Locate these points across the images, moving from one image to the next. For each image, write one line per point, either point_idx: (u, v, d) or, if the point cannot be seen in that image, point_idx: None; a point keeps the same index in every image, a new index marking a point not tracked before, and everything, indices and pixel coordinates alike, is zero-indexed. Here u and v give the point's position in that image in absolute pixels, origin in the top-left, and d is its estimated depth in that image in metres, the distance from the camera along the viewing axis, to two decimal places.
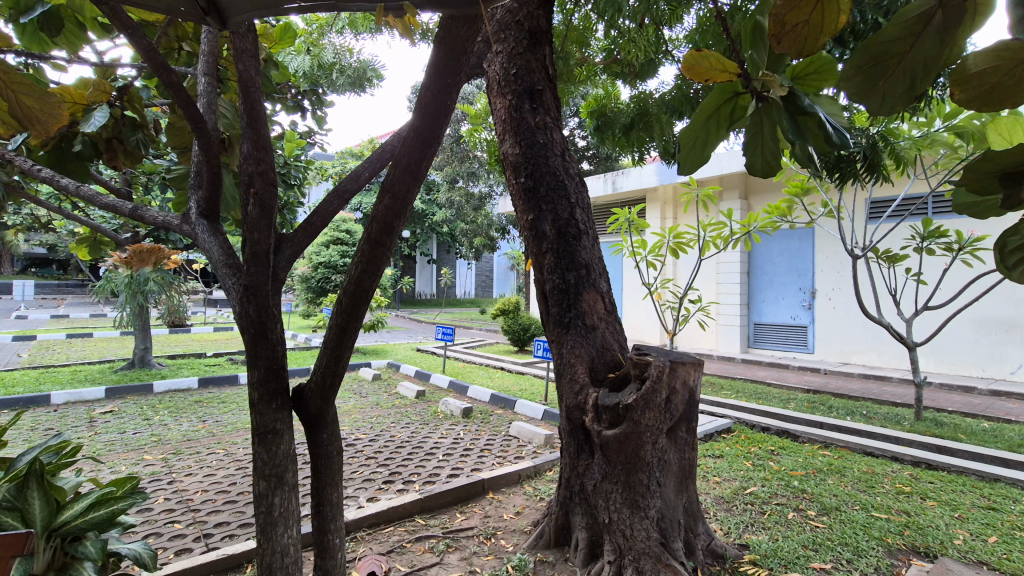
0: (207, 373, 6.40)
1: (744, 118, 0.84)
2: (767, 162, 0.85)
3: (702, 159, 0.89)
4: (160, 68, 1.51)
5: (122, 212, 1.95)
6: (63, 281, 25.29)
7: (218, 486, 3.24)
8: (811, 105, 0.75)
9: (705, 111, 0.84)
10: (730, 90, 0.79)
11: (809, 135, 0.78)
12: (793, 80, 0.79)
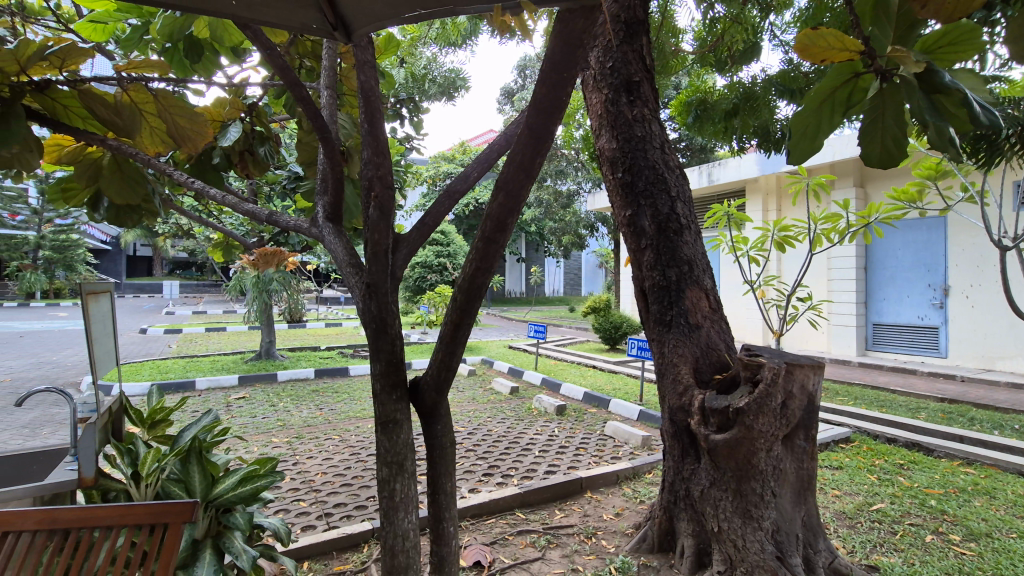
0: (321, 365, 6.95)
1: (862, 103, 0.80)
2: (887, 150, 0.82)
3: (812, 148, 0.85)
4: (293, 84, 1.66)
5: (257, 217, 2.16)
6: (201, 282, 28.78)
7: (335, 469, 3.51)
8: (952, 81, 0.72)
9: (819, 97, 0.80)
10: (850, 70, 0.77)
11: (947, 115, 0.74)
12: (927, 53, 0.74)
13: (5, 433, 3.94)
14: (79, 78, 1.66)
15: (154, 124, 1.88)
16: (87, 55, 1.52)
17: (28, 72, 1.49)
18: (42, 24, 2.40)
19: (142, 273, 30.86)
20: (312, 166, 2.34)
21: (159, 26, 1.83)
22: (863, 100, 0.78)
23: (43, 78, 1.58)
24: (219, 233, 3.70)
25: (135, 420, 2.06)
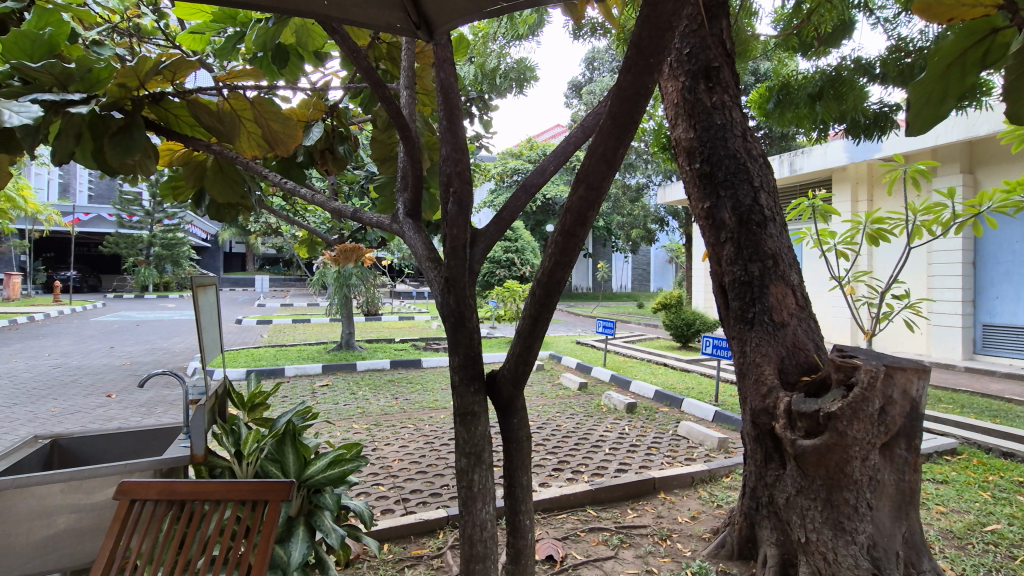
0: (396, 357, 7.24)
1: (1001, 58, 0.78)
2: None
3: (935, 118, 0.84)
4: (377, 84, 1.71)
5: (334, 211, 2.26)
6: (288, 277, 30.86)
7: (411, 457, 3.65)
8: None
9: (949, 54, 0.77)
10: (987, 27, 0.75)
11: None
12: None
13: (128, 410, 4.42)
14: (188, 89, 1.81)
15: (251, 129, 2.04)
16: (192, 68, 1.67)
17: (147, 86, 1.65)
18: (154, 43, 2.63)
19: (236, 268, 33.60)
20: (386, 163, 2.43)
21: (255, 36, 1.93)
22: (1001, 55, 0.77)
23: (158, 90, 1.74)
24: (306, 231, 3.94)
25: (237, 403, 2.22)
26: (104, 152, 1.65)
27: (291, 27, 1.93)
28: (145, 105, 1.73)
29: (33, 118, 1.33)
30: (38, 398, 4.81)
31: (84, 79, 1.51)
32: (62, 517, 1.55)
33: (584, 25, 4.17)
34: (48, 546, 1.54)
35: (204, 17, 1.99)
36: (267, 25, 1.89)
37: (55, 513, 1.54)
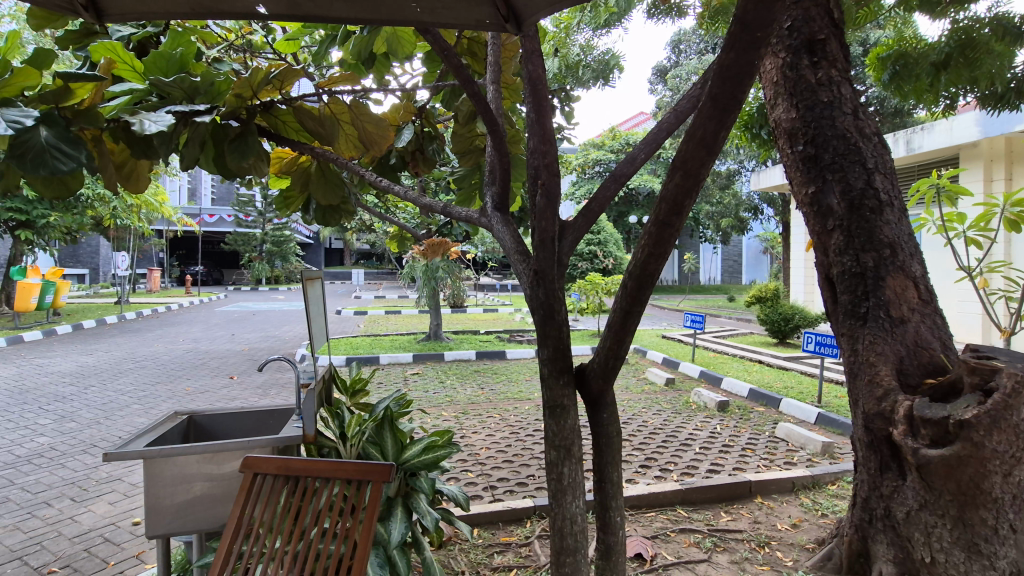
0: (481, 348, 7.43)
1: None
2: None
3: None
4: (466, 81, 1.74)
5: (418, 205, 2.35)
6: (380, 271, 32.71)
7: (498, 446, 3.73)
8: None
9: None
10: None
11: None
12: None
13: (248, 391, 4.92)
14: (293, 97, 1.96)
15: (349, 132, 2.15)
16: (298, 76, 1.81)
17: (259, 95, 1.81)
18: (263, 56, 2.85)
19: (335, 263, 36.15)
20: (466, 157, 2.42)
21: (351, 45, 2.04)
22: None
23: (269, 99, 1.90)
24: (397, 227, 4.13)
25: (341, 389, 2.38)
26: (223, 158, 1.83)
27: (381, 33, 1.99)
28: (257, 113, 1.90)
29: (166, 125, 1.50)
30: (176, 377, 5.48)
31: (207, 92, 1.68)
32: (198, 484, 1.70)
33: (664, 7, 4.00)
34: (188, 509, 1.70)
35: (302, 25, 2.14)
36: (362, 34, 1.99)
37: (193, 480, 1.70)
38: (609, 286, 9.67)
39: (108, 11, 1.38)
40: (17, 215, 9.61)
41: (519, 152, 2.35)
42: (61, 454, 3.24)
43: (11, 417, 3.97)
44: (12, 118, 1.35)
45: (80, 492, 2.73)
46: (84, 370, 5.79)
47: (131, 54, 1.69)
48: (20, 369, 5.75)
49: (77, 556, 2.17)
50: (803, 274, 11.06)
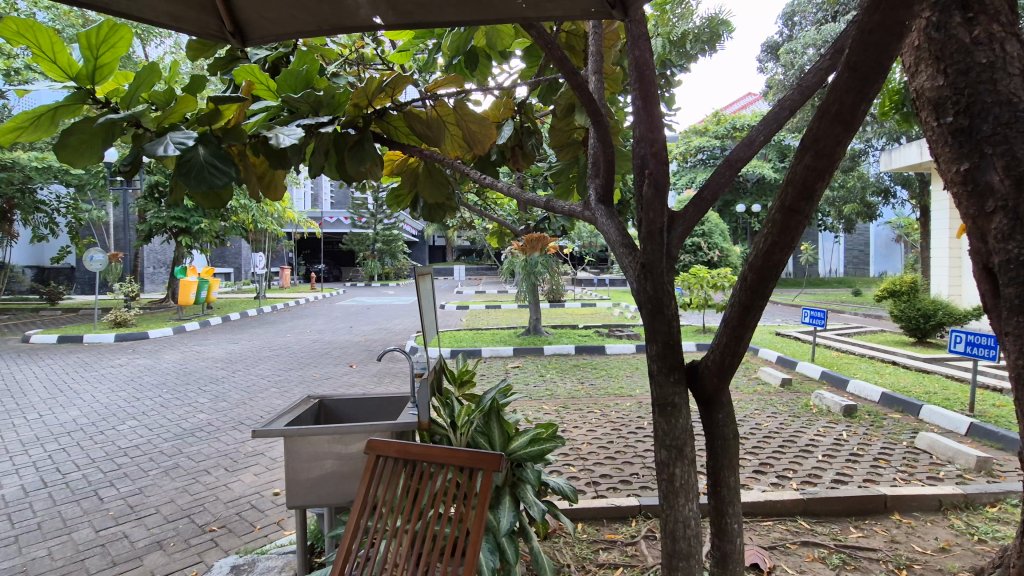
0: (581, 342, 7.40)
1: None
2: None
3: None
4: (570, 73, 1.72)
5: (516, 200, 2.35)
6: (481, 267, 33.77)
7: (600, 442, 3.70)
8: None
9: None
10: None
11: None
12: None
13: (365, 379, 5.32)
14: (404, 102, 2.07)
15: (454, 132, 2.24)
16: (408, 83, 1.91)
17: (373, 103, 1.93)
18: (374, 68, 3.03)
19: (439, 260, 37.95)
20: (564, 150, 2.39)
21: (451, 43, 2.13)
22: None
23: (382, 106, 2.01)
24: (497, 223, 4.24)
25: (450, 379, 2.49)
26: (344, 164, 1.98)
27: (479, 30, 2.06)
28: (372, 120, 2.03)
29: (297, 138, 1.65)
30: (305, 365, 6.08)
31: (329, 104, 1.82)
32: (329, 462, 1.87)
33: None
34: (321, 484, 1.87)
35: (410, 34, 2.28)
36: (460, 32, 2.05)
37: (326, 458, 1.87)
38: (715, 280, 9.15)
39: (250, 36, 1.60)
40: (179, 222, 11.20)
41: (620, 143, 2.27)
42: (216, 429, 3.73)
43: (178, 396, 4.64)
44: (177, 141, 1.53)
45: (231, 463, 3.12)
46: (232, 357, 6.62)
47: (267, 75, 1.86)
48: (184, 355, 6.70)
49: (232, 518, 2.49)
50: (948, 265, 9.68)
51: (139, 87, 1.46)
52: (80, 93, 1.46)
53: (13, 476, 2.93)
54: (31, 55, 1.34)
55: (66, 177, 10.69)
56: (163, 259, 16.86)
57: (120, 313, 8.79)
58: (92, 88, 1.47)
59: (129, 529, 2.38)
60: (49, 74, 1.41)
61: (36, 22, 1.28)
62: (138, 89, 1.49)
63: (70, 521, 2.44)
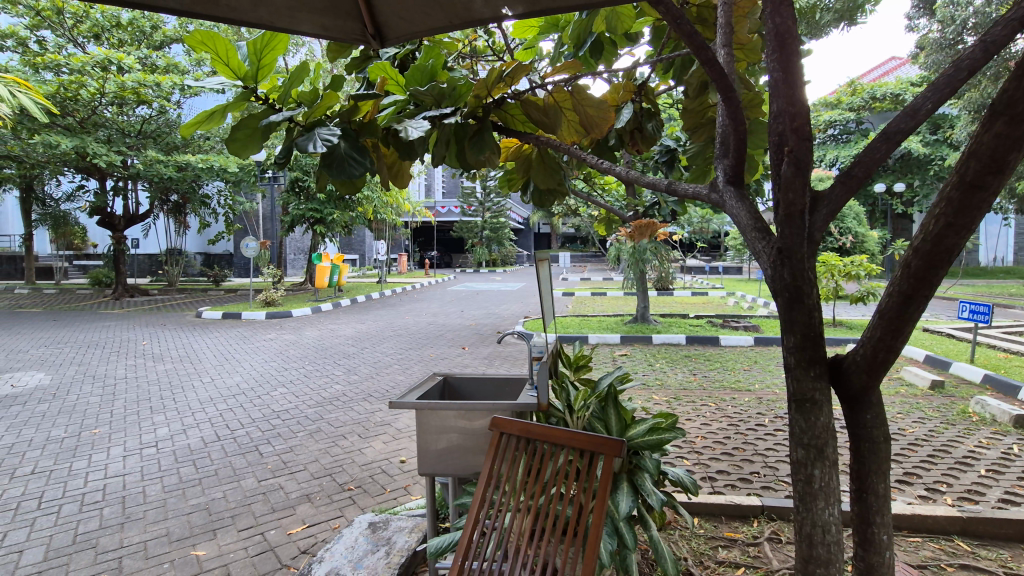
0: (692, 332, 7.09)
1: None
2: None
3: None
4: (699, 47, 1.63)
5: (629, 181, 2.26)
6: (585, 254, 33.56)
7: (715, 436, 3.54)
8: None
9: None
10: None
11: None
12: None
13: (477, 361, 5.55)
14: (522, 91, 2.10)
15: (570, 117, 2.22)
16: (526, 71, 1.93)
17: (492, 93, 1.97)
18: (486, 58, 3.10)
19: (545, 247, 38.35)
20: (697, 132, 2.30)
21: (571, 31, 2.15)
22: None
23: (501, 96, 2.06)
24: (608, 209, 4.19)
25: (566, 363, 2.49)
26: (464, 153, 2.05)
27: (598, 15, 2.06)
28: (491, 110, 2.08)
29: (424, 130, 1.76)
30: (423, 345, 6.49)
31: (450, 96, 1.93)
32: (455, 435, 1.99)
33: None
34: (446, 456, 2.00)
35: (530, 28, 2.34)
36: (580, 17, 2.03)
37: (452, 432, 1.99)
38: (848, 269, 8.24)
39: (388, 38, 1.73)
40: (314, 213, 12.41)
41: (758, 119, 2.12)
42: (349, 399, 4.13)
43: (317, 368, 5.20)
44: (323, 135, 1.69)
45: (363, 430, 3.44)
46: (359, 335, 7.25)
47: (397, 71, 2.00)
48: (321, 332, 7.48)
49: (365, 480, 2.75)
50: None
51: (291, 84, 1.63)
52: (245, 91, 1.66)
53: (195, 429, 3.49)
54: (210, 60, 1.55)
55: (226, 175, 12.28)
56: (302, 246, 18.82)
57: (269, 294, 10.00)
58: (255, 87, 1.67)
59: (283, 481, 2.73)
60: (223, 75, 1.63)
61: (215, 32, 1.48)
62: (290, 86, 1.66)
63: (239, 470, 2.86)
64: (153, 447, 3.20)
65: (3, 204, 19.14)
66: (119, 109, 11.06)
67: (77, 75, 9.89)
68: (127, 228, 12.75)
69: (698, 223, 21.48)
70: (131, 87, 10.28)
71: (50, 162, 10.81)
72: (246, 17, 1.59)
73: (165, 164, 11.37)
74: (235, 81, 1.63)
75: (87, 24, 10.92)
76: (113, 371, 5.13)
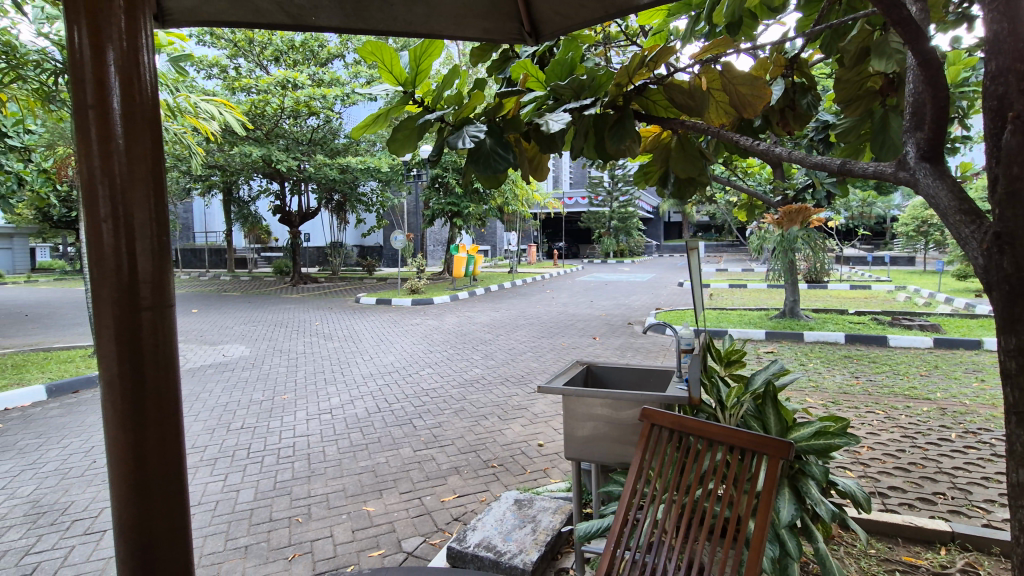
0: (853, 330, 6.30)
1: None
2: None
3: None
4: (890, 7, 1.43)
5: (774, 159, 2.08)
6: (722, 244, 31.42)
7: (885, 448, 3.12)
8: None
9: None
10: None
11: None
12: None
13: (610, 352, 5.51)
14: (665, 75, 1.98)
15: (720, 98, 2.05)
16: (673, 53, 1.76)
17: (634, 80, 1.84)
18: (619, 44, 3.02)
19: (676, 237, 36.70)
20: (850, 106, 2.03)
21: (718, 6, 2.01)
22: None
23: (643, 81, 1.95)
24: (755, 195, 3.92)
25: (715, 357, 2.38)
26: (603, 144, 1.96)
27: None
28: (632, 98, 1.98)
29: (565, 123, 1.73)
30: (555, 334, 6.59)
31: (592, 86, 1.90)
32: (601, 424, 2.01)
33: None
34: (591, 443, 2.03)
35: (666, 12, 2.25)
36: None
37: (598, 420, 2.01)
38: None
39: (543, 33, 1.83)
40: (452, 207, 13.21)
41: None
42: (489, 382, 4.36)
43: (458, 352, 5.56)
44: (471, 134, 1.77)
45: (502, 413, 3.61)
46: (495, 323, 7.61)
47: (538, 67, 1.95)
48: (460, 319, 7.98)
49: (506, 459, 2.89)
50: None
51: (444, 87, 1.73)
52: (404, 97, 1.80)
53: (361, 400, 3.94)
54: (377, 71, 1.70)
55: (378, 175, 13.52)
56: (440, 238, 20.17)
57: (414, 283, 10.90)
58: (412, 92, 1.80)
59: (434, 453, 2.98)
60: (387, 84, 1.78)
61: (384, 44, 1.62)
62: (443, 88, 1.76)
63: (398, 440, 3.18)
64: (329, 413, 3.68)
65: (211, 206, 23.21)
66: (294, 121, 12.76)
67: (264, 95, 11.62)
68: (301, 224, 14.62)
69: (858, 207, 18.90)
70: (303, 101, 11.80)
71: (244, 170, 12.90)
72: (419, 30, 1.79)
73: (331, 168, 12.87)
74: (397, 87, 1.78)
75: (270, 49, 12.71)
76: (295, 346, 5.99)
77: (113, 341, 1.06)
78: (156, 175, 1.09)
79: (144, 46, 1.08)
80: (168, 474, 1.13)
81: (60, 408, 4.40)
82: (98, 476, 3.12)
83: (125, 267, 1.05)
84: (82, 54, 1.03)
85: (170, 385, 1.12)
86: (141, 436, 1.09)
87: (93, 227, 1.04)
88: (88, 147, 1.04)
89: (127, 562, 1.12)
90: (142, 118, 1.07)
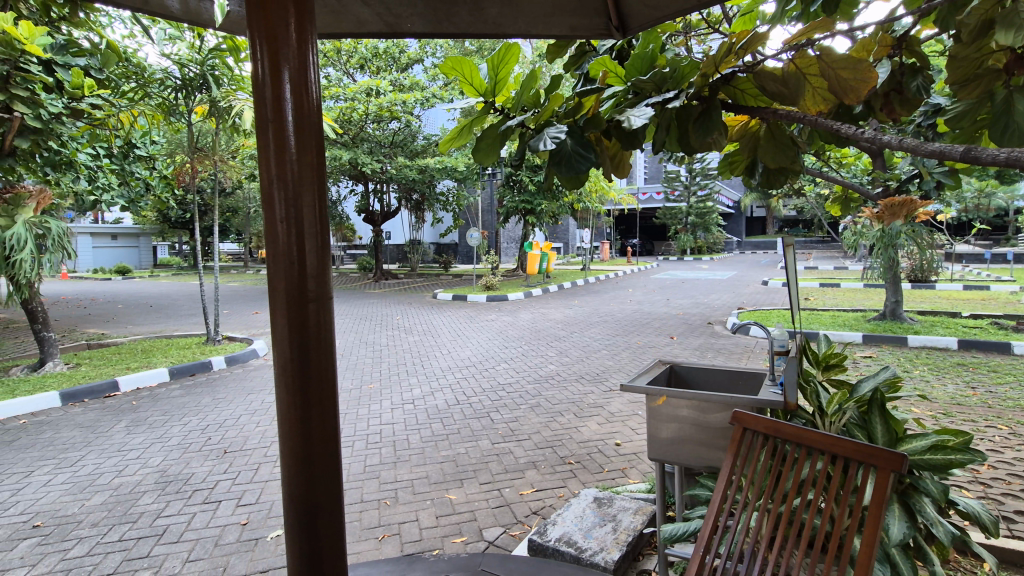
0: (968, 335, 5.67)
1: None
2: None
3: None
4: None
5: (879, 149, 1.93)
6: (811, 240, 29.36)
7: (1009, 467, 2.79)
8: None
9: None
10: None
11: None
12: None
13: (689, 352, 5.33)
14: (755, 62, 1.87)
15: (817, 84, 1.89)
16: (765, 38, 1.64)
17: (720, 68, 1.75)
18: (702, 32, 2.90)
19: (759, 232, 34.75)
20: (968, 87, 1.83)
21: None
22: None
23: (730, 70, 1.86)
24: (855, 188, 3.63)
25: (813, 360, 2.24)
26: (686, 137, 1.89)
27: None
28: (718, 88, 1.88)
29: (648, 118, 1.68)
30: (630, 332, 6.47)
31: (675, 78, 1.78)
32: (687, 426, 1.96)
33: None
34: (676, 444, 1.98)
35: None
36: None
37: (684, 422, 1.96)
38: None
39: (631, 27, 1.83)
40: (526, 204, 13.28)
41: None
42: (564, 379, 4.36)
43: (533, 348, 5.60)
44: (552, 135, 1.76)
45: (578, 410, 3.60)
46: (569, 320, 7.59)
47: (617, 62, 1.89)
48: (534, 315, 8.03)
49: (584, 457, 2.89)
50: None
51: (524, 92, 1.74)
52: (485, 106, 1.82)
53: (441, 393, 4.08)
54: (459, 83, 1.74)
55: (455, 174, 13.86)
56: (513, 236, 20.39)
57: (488, 280, 11.10)
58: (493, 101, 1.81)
59: (512, 446, 3.03)
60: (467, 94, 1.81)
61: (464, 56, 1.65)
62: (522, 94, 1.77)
63: (477, 432, 3.26)
64: (411, 403, 3.85)
65: None
66: (377, 125, 13.36)
67: (351, 102, 12.28)
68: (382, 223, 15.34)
69: (974, 199, 16.93)
70: (386, 107, 12.36)
71: (333, 173, 13.73)
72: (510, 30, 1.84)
73: (411, 169, 13.39)
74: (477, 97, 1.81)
75: (356, 57, 13.39)
76: (378, 339, 6.31)
77: (284, 329, 1.17)
78: (320, 180, 1.19)
79: (311, 61, 1.18)
80: (330, 452, 1.24)
81: (179, 389, 4.93)
82: (214, 451, 3.45)
83: (296, 264, 1.16)
84: (262, 73, 1.14)
85: (330, 371, 1.23)
86: (307, 415, 1.21)
87: (271, 227, 1.16)
88: (266, 156, 1.15)
89: (296, 528, 1.24)
90: (309, 127, 1.17)
